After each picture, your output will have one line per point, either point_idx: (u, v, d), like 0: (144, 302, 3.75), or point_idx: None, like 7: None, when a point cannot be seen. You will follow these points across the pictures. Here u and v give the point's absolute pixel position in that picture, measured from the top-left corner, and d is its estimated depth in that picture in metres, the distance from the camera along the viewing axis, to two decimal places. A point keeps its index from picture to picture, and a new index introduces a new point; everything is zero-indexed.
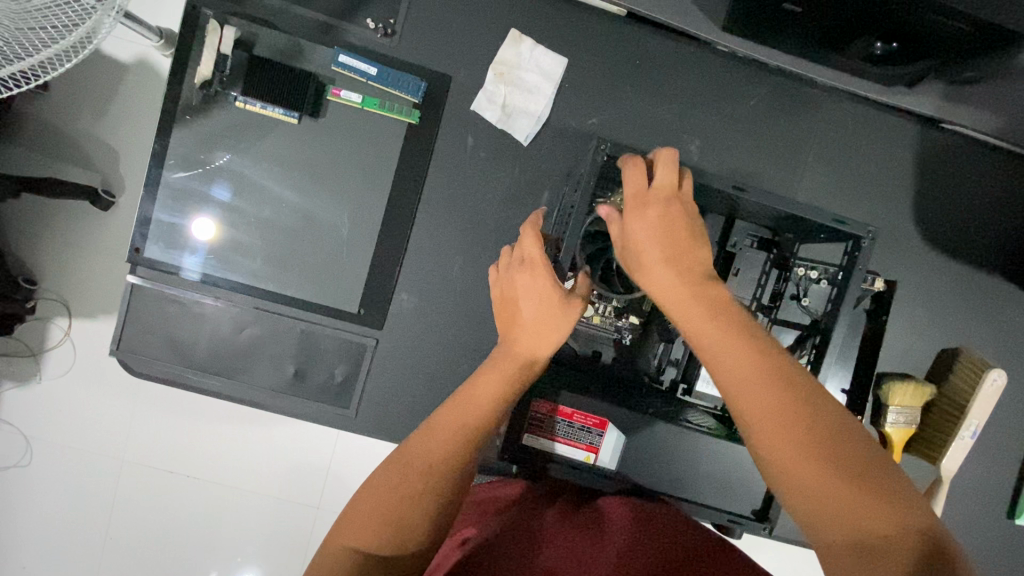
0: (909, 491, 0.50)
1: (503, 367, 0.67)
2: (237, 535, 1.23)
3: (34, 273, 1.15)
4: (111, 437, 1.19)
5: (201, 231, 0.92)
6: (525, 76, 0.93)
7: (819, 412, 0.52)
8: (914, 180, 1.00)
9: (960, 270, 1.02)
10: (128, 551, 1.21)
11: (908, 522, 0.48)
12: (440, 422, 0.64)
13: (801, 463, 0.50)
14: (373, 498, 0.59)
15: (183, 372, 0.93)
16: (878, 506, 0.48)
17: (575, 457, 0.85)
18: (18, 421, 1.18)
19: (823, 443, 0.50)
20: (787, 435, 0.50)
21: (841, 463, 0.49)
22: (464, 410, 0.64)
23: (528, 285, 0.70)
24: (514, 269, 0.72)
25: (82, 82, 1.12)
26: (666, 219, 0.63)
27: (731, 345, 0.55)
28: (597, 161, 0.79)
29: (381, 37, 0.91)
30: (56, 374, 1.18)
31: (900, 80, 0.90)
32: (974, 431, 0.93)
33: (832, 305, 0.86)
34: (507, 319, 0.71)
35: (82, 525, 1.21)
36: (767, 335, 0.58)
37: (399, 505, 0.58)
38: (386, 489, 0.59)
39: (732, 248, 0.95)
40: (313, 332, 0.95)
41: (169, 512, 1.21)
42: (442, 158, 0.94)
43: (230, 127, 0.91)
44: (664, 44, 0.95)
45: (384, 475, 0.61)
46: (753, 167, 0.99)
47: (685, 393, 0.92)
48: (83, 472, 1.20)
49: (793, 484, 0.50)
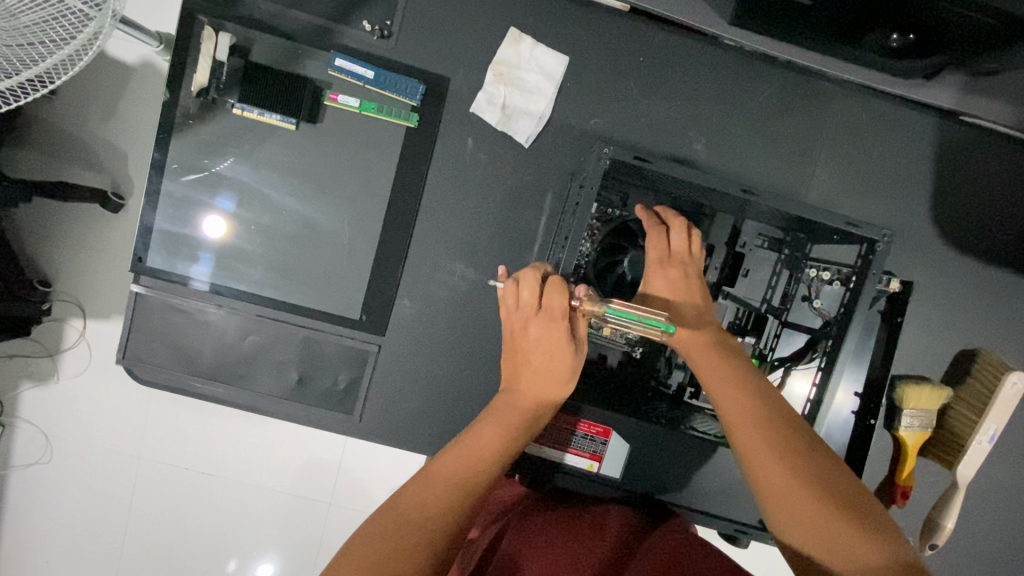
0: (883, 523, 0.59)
1: (505, 416, 0.73)
2: (251, 534, 1.24)
3: (47, 279, 1.17)
4: (127, 437, 1.21)
5: (213, 227, 0.92)
6: (525, 76, 0.91)
7: (821, 467, 0.62)
8: (933, 176, 0.96)
9: (980, 269, 0.98)
10: (146, 549, 1.24)
11: (898, 555, 0.56)
12: (443, 468, 0.68)
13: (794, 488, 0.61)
14: (367, 545, 0.59)
15: (188, 380, 0.94)
16: (854, 532, 0.58)
17: (579, 465, 0.88)
18: (37, 421, 1.21)
19: (832, 495, 0.60)
20: (795, 481, 0.61)
21: (841, 507, 0.59)
22: (461, 466, 0.68)
23: (540, 339, 0.73)
24: (529, 316, 0.73)
25: (86, 88, 1.12)
26: (685, 280, 0.78)
27: (752, 420, 0.65)
28: (601, 166, 0.78)
29: (377, 40, 0.89)
30: (71, 378, 1.19)
31: (918, 71, 0.86)
32: (992, 435, 0.91)
33: (845, 308, 0.84)
34: (514, 368, 0.76)
35: (100, 524, 1.23)
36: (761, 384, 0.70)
37: (393, 557, 0.58)
38: (380, 539, 0.60)
39: (742, 249, 0.92)
40: (315, 340, 0.94)
41: (184, 512, 1.23)
42: (441, 161, 0.92)
43: (227, 134, 0.90)
44: (669, 39, 0.92)
45: (377, 526, 0.62)
46: (763, 166, 0.95)
47: (691, 396, 0.88)
48: (102, 472, 1.22)
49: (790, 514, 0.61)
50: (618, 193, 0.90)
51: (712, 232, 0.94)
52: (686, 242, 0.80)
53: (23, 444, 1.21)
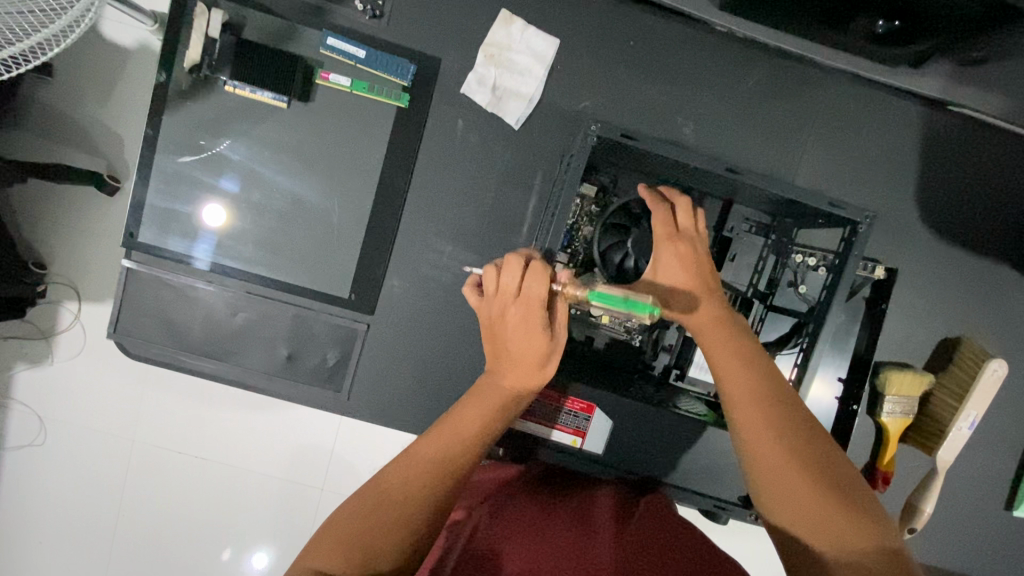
0: (874, 510, 0.61)
1: (485, 397, 0.72)
2: (244, 516, 1.25)
3: (40, 256, 1.17)
4: (118, 415, 1.22)
5: (211, 217, 0.93)
6: (516, 58, 0.91)
7: (816, 449, 0.64)
8: (919, 165, 0.97)
9: (964, 257, 0.99)
10: (137, 527, 1.25)
11: (882, 538, 0.59)
12: (424, 447, 0.69)
13: (787, 467, 0.62)
14: (345, 520, 0.63)
15: (179, 356, 0.95)
16: (842, 512, 0.60)
17: (563, 441, 0.88)
18: (29, 398, 1.21)
19: (827, 481, 0.62)
20: (790, 461, 0.62)
21: (833, 490, 0.61)
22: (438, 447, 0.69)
23: (520, 325, 0.70)
24: (507, 301, 0.71)
25: (80, 66, 1.12)
26: (692, 256, 0.77)
27: (752, 398, 0.66)
28: (589, 143, 0.79)
29: (369, 20, 0.89)
30: (63, 355, 1.20)
31: (905, 58, 0.87)
32: (972, 420, 0.93)
33: (826, 292, 0.84)
34: (495, 351, 0.74)
35: (91, 501, 1.24)
36: (765, 363, 0.70)
37: (369, 534, 0.62)
38: (360, 516, 0.63)
39: (728, 233, 0.94)
40: (305, 317, 0.95)
41: (177, 494, 1.24)
42: (431, 141, 0.93)
43: (220, 112, 0.90)
44: (659, 24, 0.93)
45: (358, 502, 0.65)
46: (751, 151, 0.96)
47: (677, 377, 0.91)
48: (93, 450, 1.23)
49: (780, 490, 0.62)
50: (609, 175, 0.93)
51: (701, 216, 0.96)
52: (692, 220, 0.80)
53: (15, 421, 1.22)
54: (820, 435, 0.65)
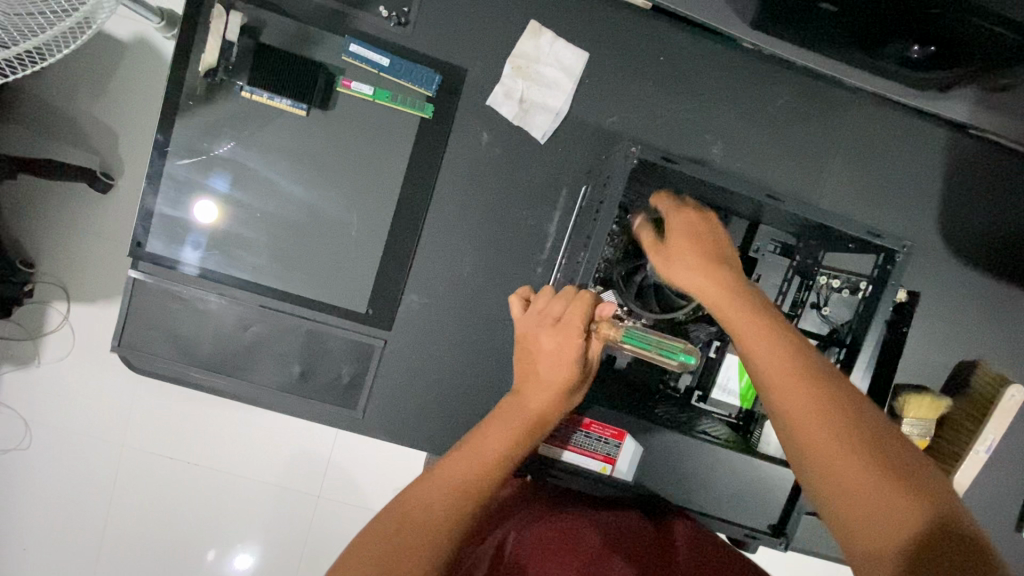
0: (954, 507, 0.50)
1: (510, 420, 0.69)
2: (232, 521, 1.21)
3: (30, 257, 1.12)
4: (109, 423, 1.18)
5: (204, 213, 0.88)
6: (543, 71, 0.89)
7: (876, 434, 0.53)
8: (942, 188, 0.97)
9: (983, 281, 0.99)
10: (126, 539, 1.20)
11: (971, 540, 0.47)
12: (448, 466, 0.65)
13: (841, 454, 0.52)
14: (373, 542, 0.58)
15: (186, 370, 0.91)
16: (912, 506, 0.49)
17: (590, 467, 0.84)
18: (14, 405, 1.16)
19: (894, 471, 0.51)
20: (845, 448, 0.52)
21: (901, 481, 0.50)
22: (463, 467, 0.65)
23: (555, 351, 0.68)
24: (545, 325, 0.69)
25: (80, 61, 1.07)
26: (700, 245, 0.72)
27: (791, 377, 0.56)
28: (628, 166, 0.76)
29: (394, 27, 0.86)
30: (52, 360, 1.15)
31: (934, 84, 0.87)
32: (991, 446, 0.91)
33: (860, 317, 0.83)
34: (524, 371, 0.71)
35: (78, 512, 1.19)
36: (804, 342, 0.60)
37: (399, 554, 0.57)
38: (387, 536, 0.59)
39: (755, 254, 0.93)
40: (320, 332, 0.92)
41: (166, 500, 1.20)
42: (455, 153, 0.90)
43: (236, 117, 0.87)
44: (689, 39, 0.91)
45: (388, 522, 0.60)
46: (777, 170, 0.95)
47: (698, 399, 0.88)
48: (81, 459, 1.18)
49: (835, 485, 0.52)
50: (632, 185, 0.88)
51: (728, 235, 0.94)
52: (700, 216, 0.76)
53: None
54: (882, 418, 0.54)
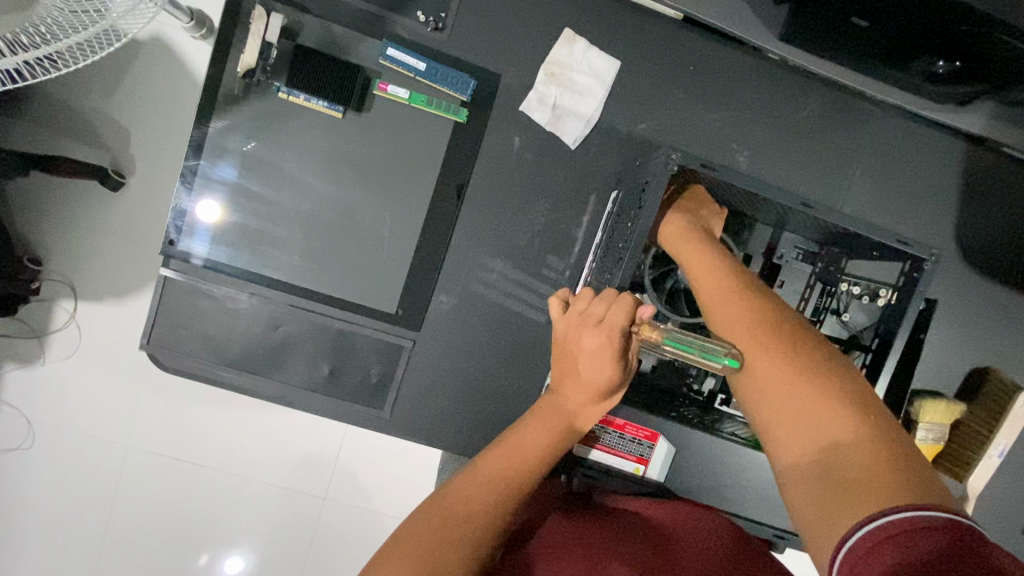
0: (883, 426, 0.56)
1: (548, 420, 0.71)
2: (235, 521, 1.21)
3: (38, 254, 1.11)
4: (114, 422, 1.17)
5: (205, 212, 0.88)
6: (576, 78, 0.91)
7: (814, 369, 0.60)
8: (958, 199, 1.00)
9: (997, 290, 1.02)
10: (131, 540, 1.19)
11: (886, 449, 0.54)
12: (487, 464, 0.67)
13: (780, 389, 0.61)
14: (413, 537, 0.58)
15: (214, 369, 0.91)
16: (837, 425, 0.56)
17: (625, 468, 0.87)
18: (21, 403, 1.15)
19: (825, 398, 0.58)
20: (784, 384, 0.61)
21: (829, 407, 0.57)
22: (500, 466, 0.67)
23: (595, 352, 0.69)
24: (587, 326, 0.69)
25: (106, 60, 1.07)
26: (692, 221, 0.80)
27: (743, 331, 0.66)
28: (667, 170, 0.76)
29: (431, 32, 0.88)
30: (59, 357, 1.14)
31: (953, 98, 0.90)
32: (1001, 449, 0.96)
33: (886, 324, 0.87)
34: (562, 370, 0.72)
35: (83, 512, 1.18)
36: (766, 300, 0.68)
37: (439, 548, 0.57)
38: (428, 531, 0.59)
39: (779, 260, 0.94)
40: (349, 332, 0.93)
41: (173, 499, 1.19)
42: (487, 156, 0.91)
43: (271, 118, 0.87)
44: (717, 49, 0.93)
45: (426, 518, 0.61)
46: (800, 178, 0.97)
47: (722, 403, 0.88)
48: (85, 458, 1.17)
49: (777, 416, 0.61)
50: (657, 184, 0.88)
51: (752, 241, 0.95)
52: (696, 196, 0.84)
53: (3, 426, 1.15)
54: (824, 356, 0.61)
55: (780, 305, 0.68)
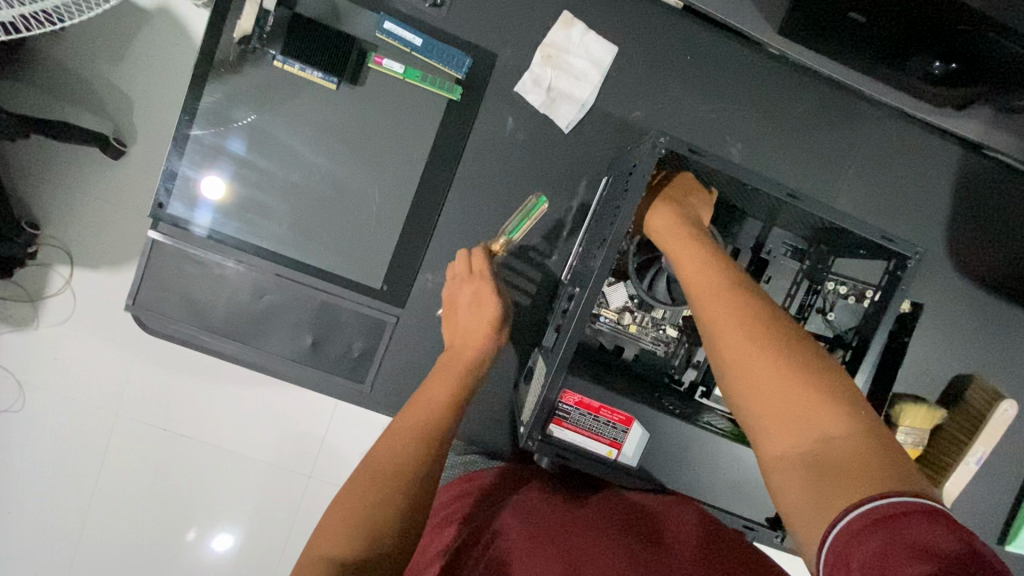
0: (865, 418, 0.58)
1: (449, 373, 0.79)
2: (216, 494, 1.21)
3: (39, 219, 1.11)
4: (105, 388, 1.17)
5: (216, 191, 0.89)
6: (572, 61, 0.91)
7: (802, 362, 0.61)
8: (950, 204, 1.00)
9: (984, 296, 1.02)
10: (116, 508, 1.19)
11: (871, 440, 0.56)
12: (407, 418, 0.74)
13: (772, 385, 0.60)
14: (347, 501, 0.66)
15: (197, 334, 0.92)
16: (825, 419, 0.58)
17: (598, 451, 0.83)
18: (12, 365, 1.15)
19: (815, 392, 0.59)
20: (774, 379, 0.60)
21: (819, 400, 0.58)
22: (406, 439, 0.72)
23: (473, 302, 0.83)
24: (460, 285, 0.84)
25: (105, 24, 1.07)
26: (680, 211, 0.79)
27: (733, 323, 0.65)
28: (654, 154, 0.76)
29: (429, 8, 0.88)
30: (51, 321, 1.14)
31: (950, 102, 0.89)
32: (979, 458, 0.93)
33: (868, 321, 0.84)
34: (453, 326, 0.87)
35: (68, 477, 1.18)
36: (753, 291, 0.68)
37: (368, 500, 0.65)
38: (358, 492, 0.66)
39: (766, 256, 0.94)
40: (333, 305, 0.93)
41: (159, 470, 1.20)
42: (479, 136, 0.91)
43: (266, 87, 0.88)
44: (715, 41, 0.93)
45: (356, 482, 0.68)
46: (791, 175, 0.97)
47: (702, 395, 0.91)
48: (73, 423, 1.17)
49: (763, 411, 0.61)
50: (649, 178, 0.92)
51: (740, 235, 0.95)
52: (681, 182, 0.83)
53: None
54: (810, 350, 0.62)
55: (766, 297, 0.68)
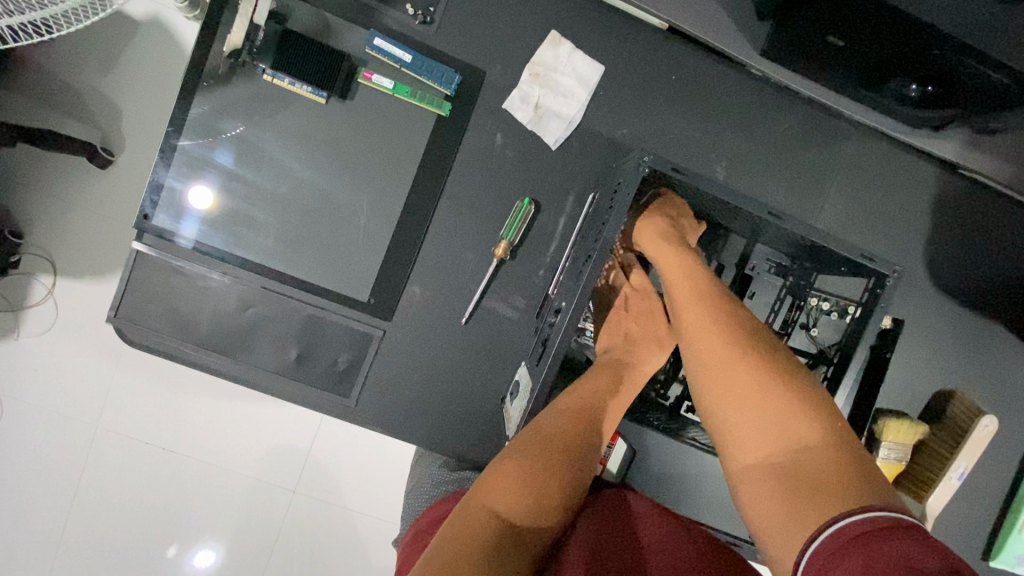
0: (839, 429, 0.60)
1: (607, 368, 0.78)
2: (201, 511, 1.19)
3: (22, 228, 1.10)
4: (85, 400, 1.15)
5: (199, 199, 0.88)
6: (561, 80, 0.92)
7: (779, 374, 0.64)
8: (930, 221, 1.02)
9: (964, 313, 1.04)
10: (93, 524, 1.16)
11: (843, 450, 0.58)
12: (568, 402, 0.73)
13: (746, 396, 0.63)
14: (509, 469, 0.64)
15: (181, 346, 0.91)
16: (798, 429, 0.60)
17: None
18: None
19: (791, 404, 0.61)
20: (750, 391, 0.63)
21: (795, 412, 0.61)
22: (568, 423, 0.70)
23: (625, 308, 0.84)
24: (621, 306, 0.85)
25: (95, 35, 1.07)
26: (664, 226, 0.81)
27: (711, 338, 0.68)
28: (639, 174, 0.77)
29: (418, 25, 0.89)
30: (31, 332, 1.12)
31: (927, 123, 0.92)
32: (961, 472, 0.94)
33: (849, 337, 0.86)
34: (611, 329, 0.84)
35: (44, 493, 1.15)
36: (734, 306, 0.71)
37: (538, 478, 0.64)
38: (522, 459, 0.65)
39: (750, 272, 0.96)
40: (320, 318, 0.92)
41: (140, 485, 1.17)
42: (468, 151, 0.92)
43: (256, 100, 0.88)
44: (700, 61, 0.95)
45: (524, 444, 0.67)
46: (775, 192, 0.99)
47: (688, 410, 0.89)
48: (52, 436, 1.15)
49: (736, 421, 0.64)
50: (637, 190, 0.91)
51: (725, 251, 0.97)
52: (667, 200, 0.85)
53: None
54: (788, 362, 0.65)
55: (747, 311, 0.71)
